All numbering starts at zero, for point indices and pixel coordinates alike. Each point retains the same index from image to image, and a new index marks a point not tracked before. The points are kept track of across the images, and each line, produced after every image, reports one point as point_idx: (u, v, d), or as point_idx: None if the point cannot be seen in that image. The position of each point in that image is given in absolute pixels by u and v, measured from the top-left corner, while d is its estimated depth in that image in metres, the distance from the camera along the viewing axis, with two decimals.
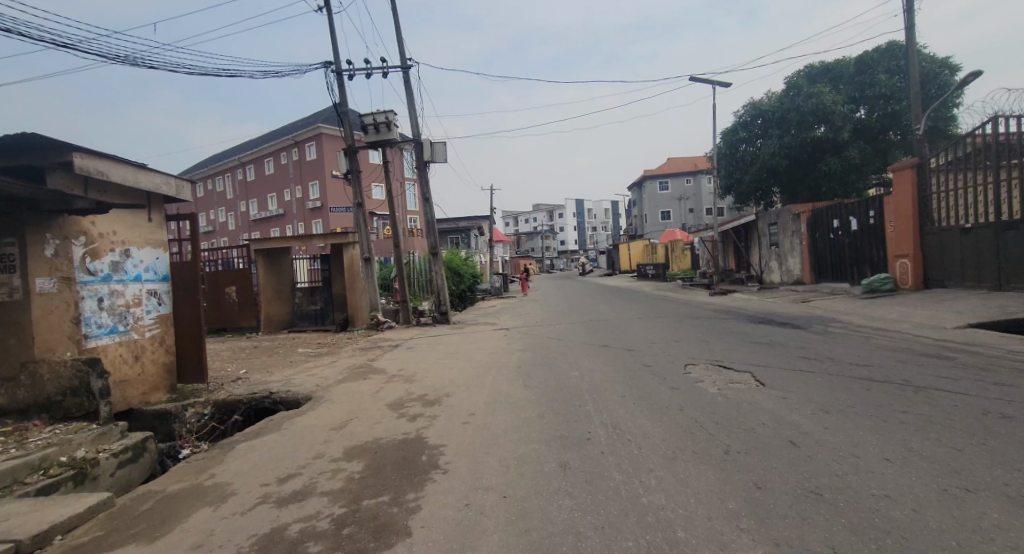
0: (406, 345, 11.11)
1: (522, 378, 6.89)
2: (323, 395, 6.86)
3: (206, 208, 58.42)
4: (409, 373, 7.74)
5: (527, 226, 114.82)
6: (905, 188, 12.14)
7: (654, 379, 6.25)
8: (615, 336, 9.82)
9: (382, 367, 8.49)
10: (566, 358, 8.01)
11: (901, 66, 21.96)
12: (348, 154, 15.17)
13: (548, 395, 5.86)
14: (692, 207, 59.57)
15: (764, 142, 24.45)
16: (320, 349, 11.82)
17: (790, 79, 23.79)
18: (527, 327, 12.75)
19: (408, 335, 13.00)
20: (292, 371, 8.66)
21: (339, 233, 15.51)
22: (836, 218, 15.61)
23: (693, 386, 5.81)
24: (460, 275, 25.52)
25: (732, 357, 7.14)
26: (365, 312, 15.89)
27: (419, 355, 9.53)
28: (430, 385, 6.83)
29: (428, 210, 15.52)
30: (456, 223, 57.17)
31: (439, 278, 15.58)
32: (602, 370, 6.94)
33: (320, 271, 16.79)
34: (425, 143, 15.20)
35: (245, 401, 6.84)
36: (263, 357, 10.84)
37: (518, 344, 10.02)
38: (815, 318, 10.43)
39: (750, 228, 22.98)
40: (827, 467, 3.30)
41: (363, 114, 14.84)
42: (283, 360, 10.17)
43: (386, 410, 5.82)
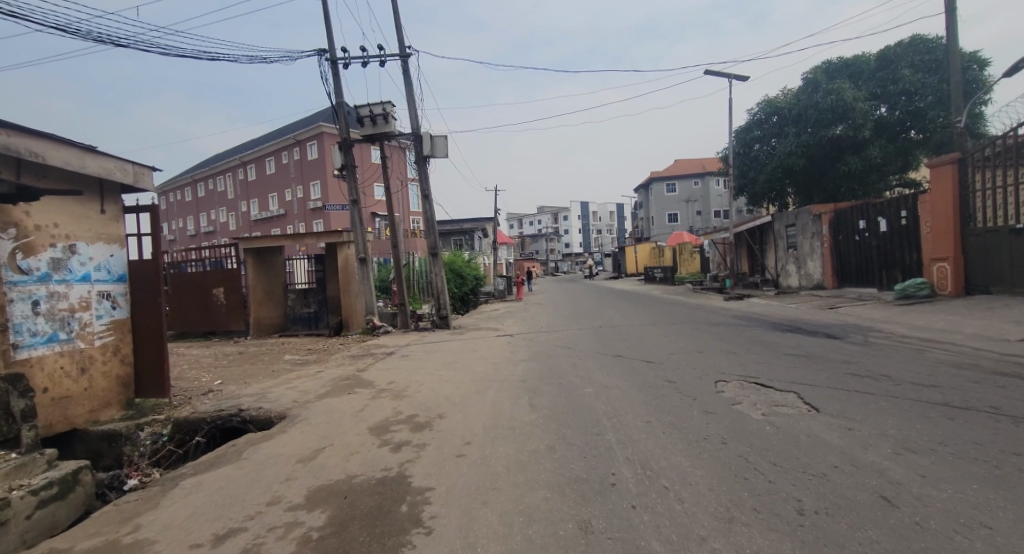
0: (400, 353, 10.22)
1: (527, 396, 5.99)
2: (299, 413, 5.99)
3: (207, 209, 57.95)
4: (399, 388, 6.84)
5: (532, 228, 114.05)
6: (944, 185, 11.15)
7: (682, 399, 5.32)
8: (629, 345, 8.92)
9: (371, 379, 7.60)
10: (577, 371, 7.09)
11: (925, 61, 20.96)
12: (343, 148, 14.35)
13: (558, 418, 4.95)
14: (700, 209, 58.49)
15: (779, 140, 23.58)
16: (309, 356, 10.95)
17: (806, 74, 22.89)
18: (531, 334, 11.85)
19: (405, 342, 12.13)
20: (271, 383, 7.78)
21: (333, 232, 14.66)
22: (863, 219, 14.66)
23: (729, 410, 4.88)
24: (462, 277, 24.67)
25: (769, 373, 6.21)
26: (360, 316, 15.03)
27: (413, 365, 8.63)
28: (422, 404, 5.92)
29: (428, 207, 14.67)
30: (460, 225, 56.41)
31: (440, 280, 14.72)
32: (620, 387, 6.01)
33: (314, 272, 15.96)
34: (425, 137, 14.37)
35: (209, 420, 5.96)
36: (245, 365, 10.00)
37: (523, 353, 9.12)
38: (850, 326, 9.46)
39: (765, 230, 22.01)
40: (954, 542, 2.37)
41: (359, 106, 14.05)
42: (266, 369, 9.30)
43: (367, 435, 4.92)
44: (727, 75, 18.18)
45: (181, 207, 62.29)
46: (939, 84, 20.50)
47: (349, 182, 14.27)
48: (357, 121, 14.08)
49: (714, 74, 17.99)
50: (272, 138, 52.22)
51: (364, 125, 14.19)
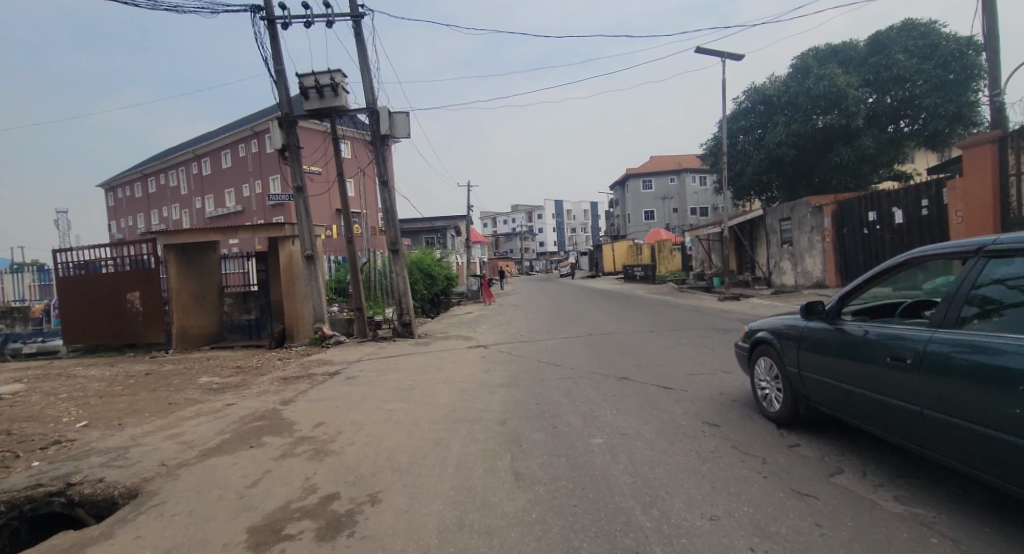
0: (347, 374, 8.10)
1: (511, 454, 4.03)
2: (158, 488, 3.86)
3: (158, 205, 53.87)
4: (326, 439, 4.78)
5: (505, 227, 112.19)
6: (982, 168, 9.74)
7: (747, 464, 3.48)
8: (635, 364, 7.14)
9: (293, 421, 5.48)
10: (578, 409, 5.16)
11: (920, 45, 19.85)
12: (284, 125, 12.06)
13: (564, 511, 3.00)
14: (676, 207, 57.62)
15: (766, 130, 22.48)
16: (232, 378, 8.69)
17: (795, 61, 21.71)
18: (510, 345, 9.90)
19: (356, 356, 10.00)
20: (152, 426, 5.56)
21: (273, 226, 12.36)
22: (873, 210, 13.34)
23: (834, 490, 3.06)
24: (431, 277, 22.62)
25: None
26: (308, 324, 12.76)
27: (357, 395, 6.53)
28: (350, 473, 3.89)
29: (386, 195, 12.54)
30: (431, 223, 54.00)
31: (402, 281, 12.66)
32: (644, 438, 4.14)
33: (253, 273, 13.52)
34: (383, 113, 12.25)
35: (9, 506, 3.72)
36: (140, 393, 7.67)
37: (501, 374, 7.18)
38: None
39: (755, 225, 20.70)
40: None
41: (303, 75, 11.77)
42: (162, 400, 7.02)
43: (237, 549, 2.85)
44: (721, 53, 16.50)
45: (130, 204, 57.90)
46: (934, 69, 19.50)
47: (291, 165, 12.02)
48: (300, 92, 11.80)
49: (706, 52, 16.34)
50: (227, 130, 48.73)
51: (308, 98, 11.93)
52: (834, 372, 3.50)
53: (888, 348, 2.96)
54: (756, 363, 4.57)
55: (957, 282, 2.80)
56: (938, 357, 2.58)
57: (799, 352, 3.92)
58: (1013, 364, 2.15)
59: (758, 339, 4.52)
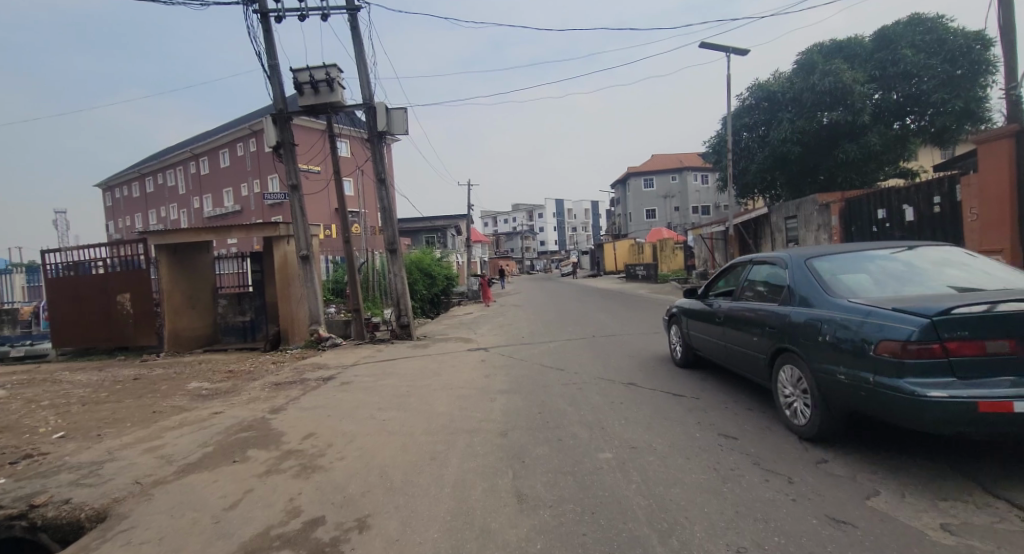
0: (341, 379, 7.79)
1: (513, 471, 3.71)
2: (128, 510, 3.54)
3: (156, 205, 53.59)
4: (314, 453, 4.46)
5: (506, 226, 111.80)
6: (999, 163, 9.43)
7: (772, 484, 3.15)
8: (642, 369, 6.83)
9: (281, 432, 5.17)
10: (583, 419, 4.85)
11: (927, 40, 19.52)
12: (278, 122, 11.73)
13: (571, 541, 2.68)
14: (678, 205, 57.24)
15: (771, 127, 22.16)
16: (223, 383, 8.39)
17: (799, 57, 21.39)
18: (511, 348, 9.58)
19: (353, 360, 9.69)
20: (132, 438, 5.24)
21: (268, 225, 12.04)
22: (883, 208, 13.03)
23: (871, 513, 2.74)
24: (431, 277, 22.31)
25: (871, 422, 4.12)
26: (304, 326, 12.45)
27: (351, 403, 6.23)
28: (337, 493, 3.57)
29: (384, 194, 12.22)
30: (431, 222, 53.65)
31: (400, 282, 12.35)
32: (657, 453, 3.82)
33: (247, 274, 13.21)
34: (380, 109, 11.93)
35: None
36: (126, 400, 7.35)
37: (502, 380, 6.87)
38: None
39: (760, 224, 20.38)
40: None
41: (297, 70, 11.44)
42: (147, 409, 6.70)
43: None
44: (725, 48, 16.16)
45: (129, 205, 57.61)
46: (942, 65, 19.18)
47: (286, 163, 11.71)
48: (294, 88, 11.47)
49: (710, 47, 15.99)
50: (225, 129, 48.40)
51: (303, 93, 11.61)
52: (701, 328, 6.03)
53: (718, 312, 5.55)
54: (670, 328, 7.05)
55: (760, 275, 5.06)
56: (733, 316, 5.15)
57: (688, 319, 6.38)
58: (762, 318, 4.53)
59: (672, 313, 6.92)
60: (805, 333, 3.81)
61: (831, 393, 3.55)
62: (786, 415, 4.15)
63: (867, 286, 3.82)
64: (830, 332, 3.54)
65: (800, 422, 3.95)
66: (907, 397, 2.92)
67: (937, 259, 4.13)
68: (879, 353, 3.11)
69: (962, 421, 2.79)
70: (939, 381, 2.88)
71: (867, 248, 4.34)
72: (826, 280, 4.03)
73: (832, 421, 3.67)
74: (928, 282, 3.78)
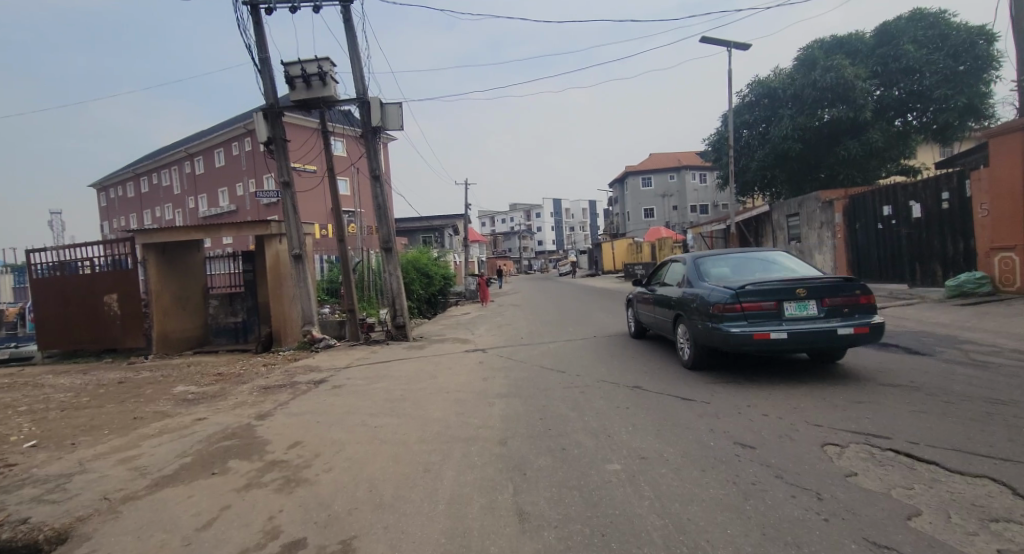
0: (334, 382, 7.49)
1: (513, 485, 3.41)
2: (91, 529, 3.23)
3: (151, 206, 53.10)
4: (300, 464, 4.15)
5: (503, 226, 111.50)
6: (1010, 158, 9.20)
7: (798, 501, 2.86)
8: (646, 371, 6.55)
9: (266, 440, 4.86)
10: (587, 425, 4.56)
11: (930, 35, 19.30)
12: (269, 118, 11.40)
13: None
14: (676, 204, 57.05)
15: (772, 124, 21.91)
16: (211, 386, 8.08)
17: (800, 53, 21.14)
18: (510, 349, 9.31)
19: (346, 362, 9.38)
20: (107, 447, 4.92)
21: (259, 223, 11.71)
22: (888, 204, 12.80)
23: (914, 534, 2.44)
24: (428, 276, 22.00)
25: (897, 428, 3.84)
26: (297, 327, 12.14)
27: (342, 408, 5.93)
28: (322, 510, 3.27)
29: (379, 191, 11.90)
30: (429, 221, 53.33)
31: (395, 281, 12.05)
32: (670, 464, 3.53)
33: (238, 274, 12.86)
34: (374, 104, 11.60)
35: None
36: (106, 405, 7.02)
37: (501, 383, 6.58)
38: (925, 337, 7.29)
39: (761, 222, 20.15)
40: None
41: (289, 64, 11.10)
42: (128, 415, 6.38)
43: None
44: (726, 43, 15.89)
45: (123, 205, 57.05)
46: (945, 60, 18.97)
47: (277, 159, 11.37)
48: (286, 82, 11.13)
49: (711, 41, 15.69)
50: (220, 128, 47.93)
51: (295, 88, 11.28)
52: (644, 307, 8.46)
53: (652, 295, 7.99)
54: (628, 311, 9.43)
55: (674, 272, 7.59)
56: (660, 297, 7.60)
57: (637, 302, 8.79)
58: (673, 297, 7.00)
59: (629, 298, 9.32)
60: (686, 304, 6.42)
61: (697, 338, 6.17)
62: (681, 355, 6.74)
63: (724, 277, 6.42)
64: (697, 303, 6.12)
65: (687, 358, 6.52)
66: (726, 333, 5.60)
67: (774, 259, 6.74)
68: (716, 312, 5.75)
69: (747, 343, 5.47)
70: (739, 324, 5.59)
71: (735, 252, 6.87)
72: (704, 272, 6.66)
73: (701, 354, 6.31)
74: (757, 273, 6.44)
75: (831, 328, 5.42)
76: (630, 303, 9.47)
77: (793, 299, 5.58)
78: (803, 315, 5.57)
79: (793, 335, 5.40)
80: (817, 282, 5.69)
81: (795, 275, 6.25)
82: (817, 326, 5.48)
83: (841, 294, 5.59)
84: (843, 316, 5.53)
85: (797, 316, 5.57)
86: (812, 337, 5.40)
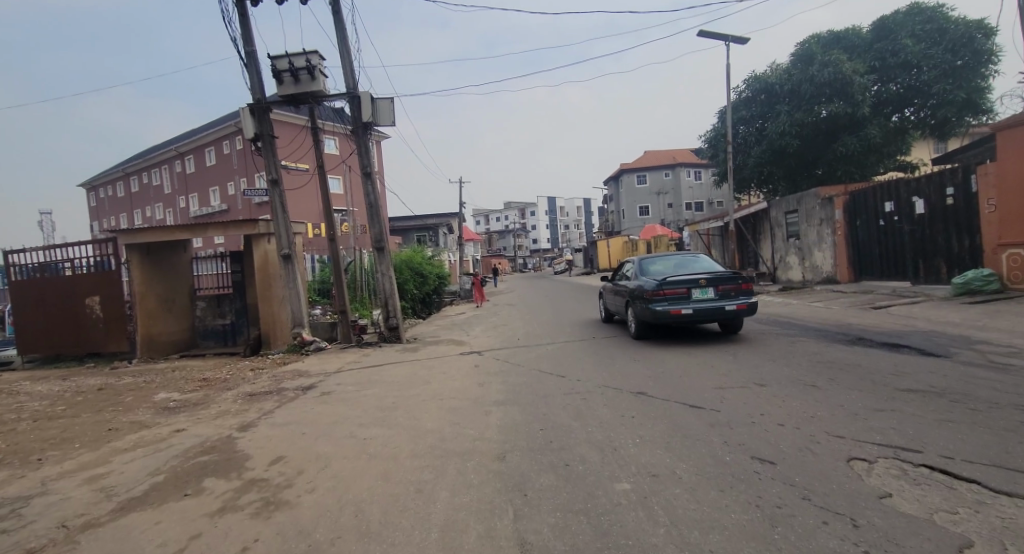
0: (323, 389, 7.15)
1: (514, 509, 3.08)
2: None
3: (141, 205, 52.30)
4: (281, 483, 3.81)
5: (498, 225, 111.09)
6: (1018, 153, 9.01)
7: (833, 529, 2.57)
8: (651, 375, 6.26)
9: (246, 455, 4.51)
10: (592, 437, 4.25)
11: (928, 29, 19.12)
12: (256, 113, 11.00)
13: None
14: (671, 202, 56.89)
15: (769, 120, 21.68)
16: (194, 393, 7.71)
17: (798, 48, 20.91)
18: (507, 351, 9.00)
19: (337, 366, 9.04)
20: (73, 463, 4.55)
21: (246, 222, 11.31)
22: (890, 200, 12.58)
23: None
24: (422, 276, 21.65)
25: (926, 441, 3.56)
26: (287, 329, 11.77)
27: (330, 418, 5.59)
28: (302, 540, 2.93)
29: (371, 188, 11.56)
30: (423, 220, 52.87)
31: (388, 282, 11.71)
32: (686, 484, 3.22)
33: (225, 275, 12.46)
34: (364, 99, 11.23)
35: None
36: (81, 414, 6.64)
37: (498, 389, 6.26)
38: (937, 338, 7.04)
39: (759, 219, 19.94)
40: None
41: (276, 57, 10.71)
42: (103, 425, 6.00)
43: None
44: (725, 37, 15.60)
45: (113, 204, 56.15)
46: (943, 55, 18.80)
47: (265, 156, 10.98)
48: (273, 76, 10.73)
49: (709, 35, 15.41)
50: (211, 127, 47.24)
51: (282, 82, 10.89)
52: (611, 297, 10.95)
53: (616, 287, 10.44)
54: (602, 301, 11.77)
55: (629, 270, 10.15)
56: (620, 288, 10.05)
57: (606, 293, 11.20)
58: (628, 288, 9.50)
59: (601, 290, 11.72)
60: (633, 292, 9.03)
61: (640, 316, 8.79)
62: (632, 330, 9.29)
63: (657, 271, 9.07)
64: (637, 291, 8.78)
65: (635, 331, 9.10)
66: (655, 311, 8.28)
67: (696, 259, 9.37)
68: (650, 297, 8.37)
69: (667, 316, 8.18)
70: (663, 304, 8.27)
71: (669, 254, 9.44)
72: (647, 269, 9.25)
73: (642, 328, 8.96)
74: (681, 269, 9.11)
75: (723, 305, 8.13)
76: (603, 295, 11.86)
77: (698, 286, 8.27)
78: (706, 297, 8.25)
79: (698, 311, 8.10)
80: (717, 275, 8.36)
81: (707, 270, 8.92)
82: (713, 304, 8.22)
83: (733, 282, 8.26)
84: (732, 298, 8.24)
85: (702, 298, 8.26)
86: (711, 312, 8.10)
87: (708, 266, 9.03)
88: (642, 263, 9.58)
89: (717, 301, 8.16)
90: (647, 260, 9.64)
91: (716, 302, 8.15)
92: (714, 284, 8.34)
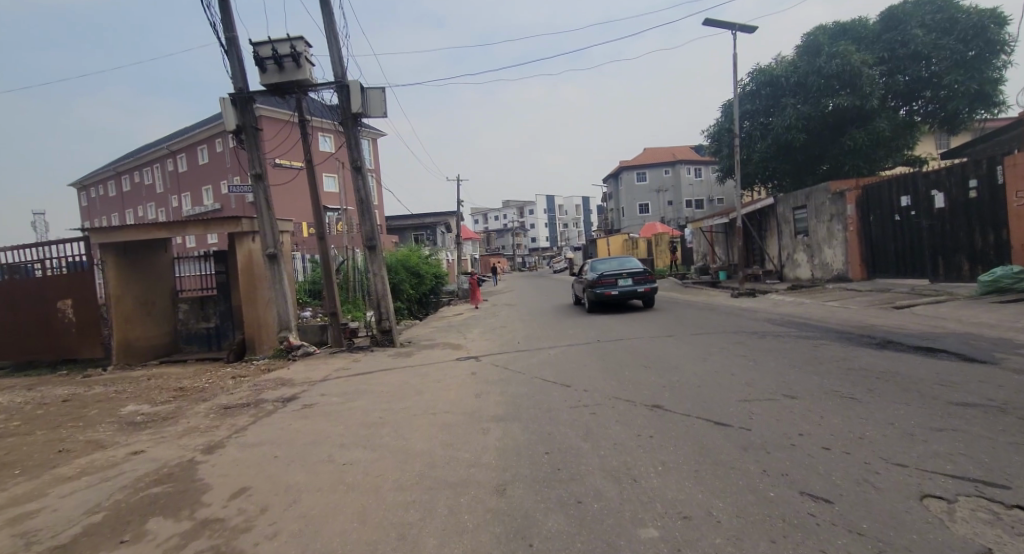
0: (305, 400, 6.55)
1: None
2: None
3: (134, 204, 51.45)
4: (240, 525, 3.19)
5: (496, 224, 110.36)
6: None
7: None
8: (665, 385, 5.68)
9: (205, 486, 3.89)
10: (606, 465, 3.64)
11: (938, 18, 18.54)
12: (238, 104, 10.34)
13: None
14: (671, 199, 56.31)
15: (775, 114, 21.07)
16: (166, 405, 7.10)
17: (804, 39, 20.30)
18: (507, 356, 8.40)
19: (324, 373, 8.42)
20: (5, 496, 3.91)
21: (229, 220, 10.67)
22: (907, 194, 12.03)
23: None
24: (418, 276, 21.05)
25: (1009, 471, 2.96)
26: (273, 333, 11.15)
27: (309, 436, 4.99)
28: None
29: (361, 183, 10.92)
30: (420, 219, 52.16)
31: (381, 282, 11.10)
32: (728, 534, 2.59)
33: (209, 277, 11.82)
34: (353, 89, 10.62)
35: None
36: (35, 431, 5.98)
37: (498, 402, 5.66)
38: (974, 341, 6.48)
39: (765, 215, 19.37)
40: None
41: (259, 44, 10.06)
42: (56, 445, 5.35)
43: None
44: (731, 25, 14.95)
45: (105, 204, 55.27)
46: (955, 45, 18.25)
47: (248, 149, 10.33)
48: (255, 64, 10.09)
49: (714, 24, 14.75)
50: (204, 124, 46.41)
51: (265, 70, 10.23)
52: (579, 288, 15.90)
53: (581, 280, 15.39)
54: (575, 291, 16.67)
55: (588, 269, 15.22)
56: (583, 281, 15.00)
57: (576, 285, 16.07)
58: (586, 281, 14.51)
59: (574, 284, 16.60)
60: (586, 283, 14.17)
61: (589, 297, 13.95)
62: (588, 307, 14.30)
63: (601, 268, 14.25)
64: (588, 281, 13.94)
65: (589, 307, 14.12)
66: (596, 293, 13.45)
67: (629, 260, 14.57)
68: (595, 285, 13.46)
69: (603, 296, 13.37)
70: (601, 289, 13.48)
71: (612, 257, 14.60)
72: (595, 267, 14.37)
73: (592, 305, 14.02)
74: (618, 266, 14.25)
75: (636, 288, 13.42)
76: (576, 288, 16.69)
77: (623, 277, 13.51)
78: (627, 284, 13.47)
79: (622, 292, 13.27)
80: (635, 270, 13.61)
81: (630, 267, 14.15)
82: (631, 287, 13.52)
83: (643, 274, 13.50)
84: (643, 283, 13.45)
85: (625, 285, 13.49)
86: (630, 293, 13.30)
87: (633, 265, 14.21)
88: (595, 263, 14.66)
89: (633, 286, 13.39)
90: (597, 262, 14.73)
91: (632, 286, 13.41)
92: (632, 275, 13.58)
